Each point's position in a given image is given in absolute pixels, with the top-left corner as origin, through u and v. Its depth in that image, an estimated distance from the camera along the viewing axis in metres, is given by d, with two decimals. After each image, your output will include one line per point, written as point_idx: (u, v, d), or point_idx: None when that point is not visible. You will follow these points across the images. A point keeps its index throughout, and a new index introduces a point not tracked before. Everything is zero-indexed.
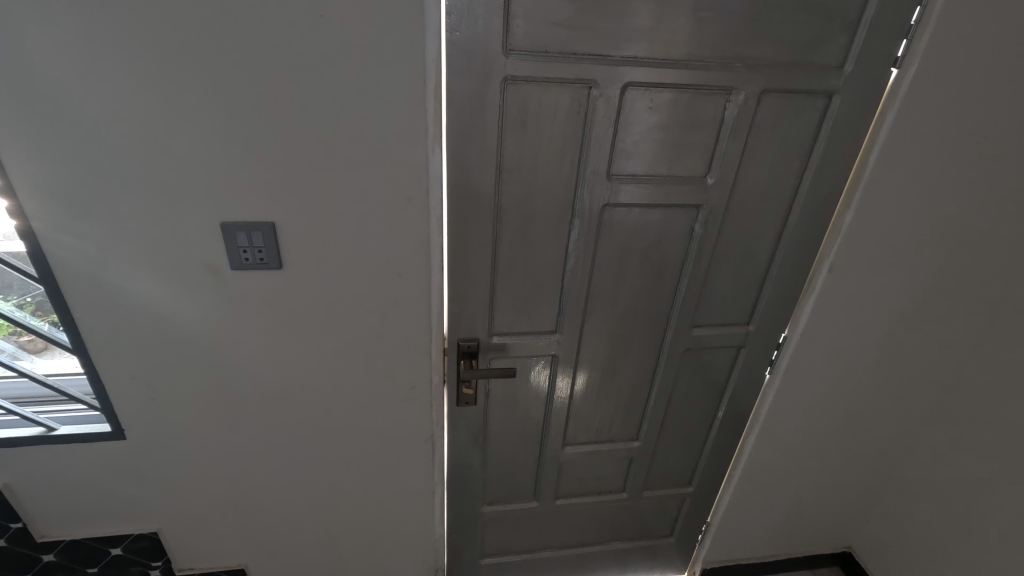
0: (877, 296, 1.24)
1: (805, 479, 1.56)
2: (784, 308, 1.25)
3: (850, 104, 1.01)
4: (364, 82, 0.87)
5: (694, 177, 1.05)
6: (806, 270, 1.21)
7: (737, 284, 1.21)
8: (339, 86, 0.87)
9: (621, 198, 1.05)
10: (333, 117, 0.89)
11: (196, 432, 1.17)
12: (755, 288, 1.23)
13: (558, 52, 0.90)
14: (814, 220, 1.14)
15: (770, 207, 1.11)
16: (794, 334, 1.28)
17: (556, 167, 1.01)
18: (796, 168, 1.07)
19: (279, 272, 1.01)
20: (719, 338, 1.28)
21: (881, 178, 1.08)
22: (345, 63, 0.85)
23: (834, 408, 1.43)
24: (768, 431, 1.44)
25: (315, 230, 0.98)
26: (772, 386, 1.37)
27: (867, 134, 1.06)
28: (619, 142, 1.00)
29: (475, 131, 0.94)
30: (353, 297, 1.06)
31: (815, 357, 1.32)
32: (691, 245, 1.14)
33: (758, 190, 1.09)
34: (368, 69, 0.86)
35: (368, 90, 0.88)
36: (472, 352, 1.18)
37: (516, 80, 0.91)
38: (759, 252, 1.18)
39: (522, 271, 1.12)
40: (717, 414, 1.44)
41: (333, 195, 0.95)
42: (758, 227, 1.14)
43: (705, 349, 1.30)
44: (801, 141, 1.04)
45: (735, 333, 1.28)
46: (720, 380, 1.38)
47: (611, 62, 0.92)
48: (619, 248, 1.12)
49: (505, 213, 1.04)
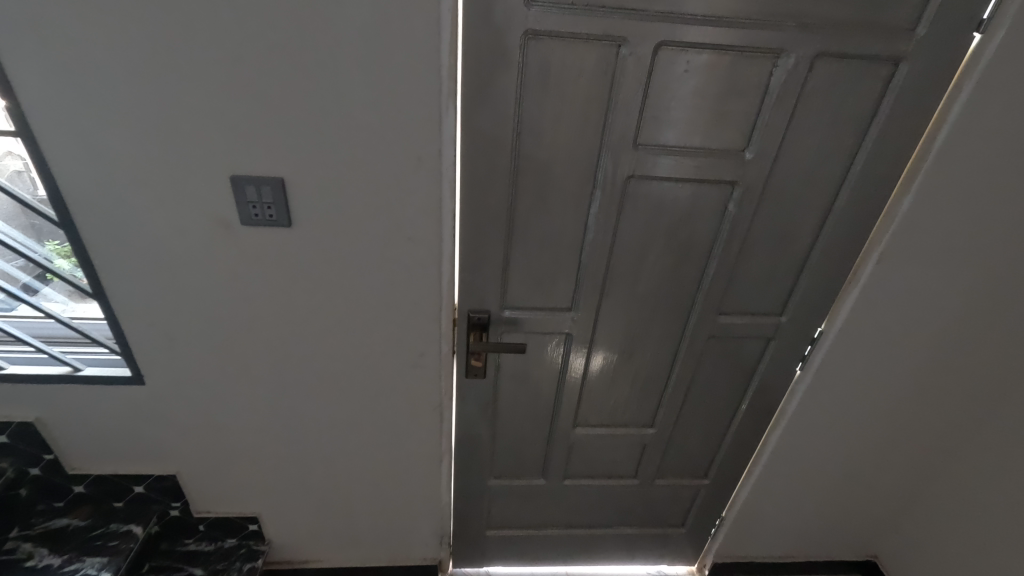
0: (931, 293, 1.12)
1: (830, 482, 1.47)
2: (822, 300, 1.15)
3: (919, 74, 0.89)
4: (376, 32, 0.82)
5: (731, 150, 0.96)
6: (852, 260, 1.10)
7: (772, 270, 1.12)
8: (349, 35, 0.82)
9: (648, 170, 0.97)
10: (342, 70, 0.85)
11: (212, 383, 1.20)
12: (792, 277, 1.13)
13: (585, 4, 0.82)
14: (866, 204, 1.02)
15: (815, 188, 1.01)
16: (831, 328, 1.19)
17: (578, 132, 0.93)
18: (849, 145, 0.97)
19: (290, 229, 0.99)
20: (747, 327, 1.19)
21: (949, 160, 0.96)
22: (354, 10, 0.80)
23: (870, 412, 1.32)
24: (795, 429, 1.35)
25: (325, 188, 0.95)
26: (802, 382, 1.28)
27: (937, 109, 0.94)
28: (648, 108, 0.91)
29: (493, 89, 0.88)
30: (362, 259, 1.04)
31: (853, 355, 1.22)
32: (723, 226, 1.05)
33: (803, 168, 0.98)
34: (379, 19, 0.81)
35: (380, 42, 0.83)
36: (482, 324, 1.14)
37: (538, 35, 0.84)
38: (798, 238, 1.08)
39: (538, 243, 1.06)
40: (740, 407, 1.36)
41: (343, 153, 0.92)
42: (799, 210, 1.04)
43: (732, 338, 1.22)
44: (857, 114, 0.93)
45: (765, 324, 1.19)
46: (747, 372, 1.30)
47: (645, 16, 0.83)
48: (643, 224, 1.05)
49: (522, 181, 0.99)
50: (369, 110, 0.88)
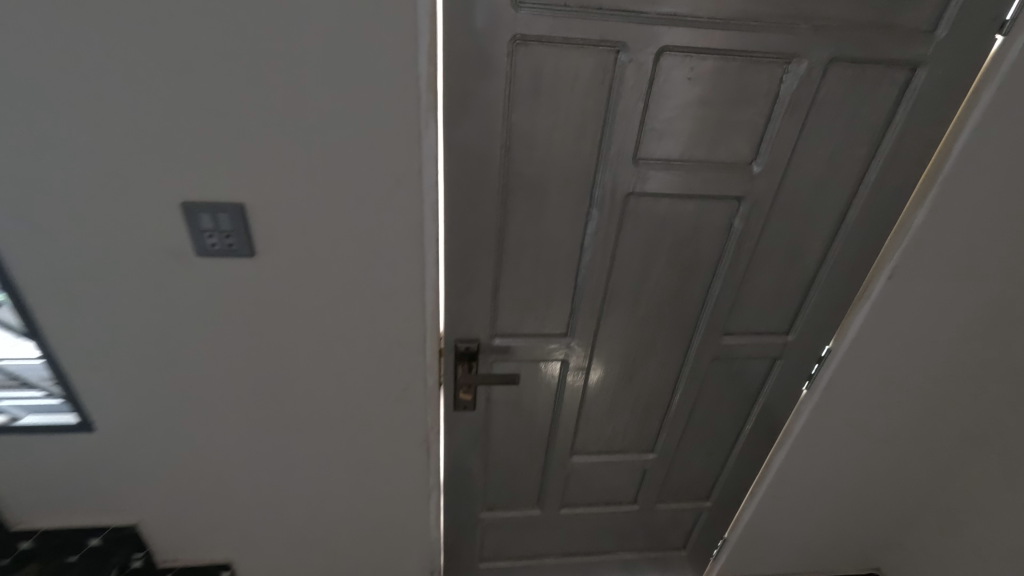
0: (943, 308, 1.07)
1: (836, 500, 1.42)
2: (831, 317, 1.09)
3: (938, 79, 0.83)
4: (344, 38, 0.71)
5: (738, 163, 0.89)
6: (862, 275, 1.04)
7: (779, 287, 1.05)
8: (314, 42, 0.72)
9: (649, 185, 0.89)
10: (306, 82, 0.74)
11: (172, 425, 1.09)
12: (800, 294, 1.07)
13: (580, 6, 0.74)
14: (878, 217, 0.96)
15: (825, 202, 0.94)
16: (840, 346, 1.13)
17: (574, 147, 0.85)
18: (862, 156, 0.90)
19: (253, 260, 0.88)
20: (752, 347, 1.12)
21: (966, 170, 0.90)
22: (318, 13, 0.70)
23: (879, 429, 1.27)
24: (801, 449, 1.29)
25: (291, 212, 0.85)
26: (809, 402, 1.22)
27: (955, 117, 0.88)
28: (649, 119, 0.83)
29: (479, 100, 0.79)
30: (336, 289, 0.94)
31: (863, 373, 1.16)
32: (728, 243, 0.98)
33: (813, 181, 0.92)
34: (347, 23, 0.70)
35: (348, 49, 0.72)
36: (471, 354, 1.05)
37: (528, 41, 0.76)
38: (807, 253, 1.01)
39: (530, 266, 0.98)
40: (743, 428, 1.30)
41: (311, 174, 0.81)
42: (808, 224, 0.97)
43: (736, 358, 1.15)
44: (871, 123, 0.87)
45: (772, 343, 1.12)
46: (751, 392, 1.23)
47: (647, 18, 0.75)
48: (643, 244, 0.97)
49: (512, 200, 0.90)
50: (339, 127, 0.78)
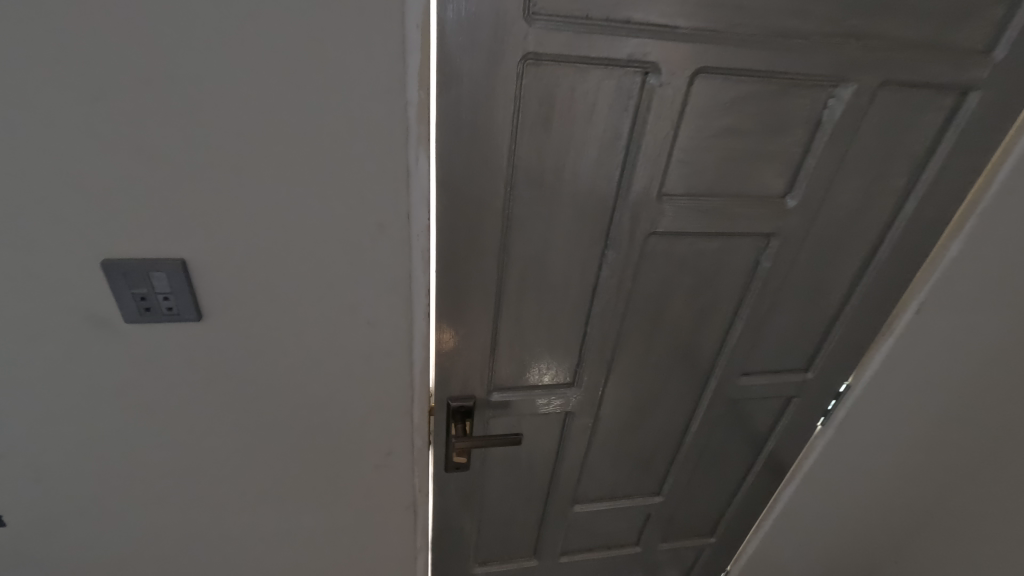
0: (966, 342, 1.00)
1: (843, 533, 1.35)
2: (852, 353, 1.02)
3: (988, 105, 0.74)
4: (312, 55, 0.56)
5: (770, 198, 0.78)
6: (888, 310, 0.96)
7: (801, 325, 0.96)
8: (271, 61, 0.56)
9: (673, 224, 0.77)
10: (263, 109, 0.58)
11: (95, 520, 0.86)
12: (821, 331, 0.98)
13: (604, 20, 0.60)
14: (911, 251, 0.88)
15: (858, 236, 0.85)
16: (859, 382, 1.05)
17: (590, 181, 0.72)
18: (900, 187, 0.81)
19: (196, 325, 0.71)
20: (769, 387, 1.04)
21: (1004, 202, 0.83)
22: (278, 23, 0.54)
23: (891, 464, 1.20)
24: (811, 483, 1.22)
25: (246, 266, 0.68)
26: (823, 437, 1.15)
27: (999, 145, 0.80)
28: (676, 151, 0.72)
29: (480, 129, 0.65)
30: (303, 353, 0.77)
31: (880, 409, 1.09)
32: (753, 282, 0.88)
33: (847, 214, 0.82)
34: (317, 35, 0.55)
35: (318, 69, 0.57)
36: (465, 412, 0.91)
37: (541, 61, 0.62)
38: (833, 289, 0.92)
39: (534, 313, 0.85)
40: (753, 466, 1.22)
41: (271, 221, 0.65)
42: (838, 259, 0.88)
43: (752, 398, 1.06)
44: (913, 152, 0.78)
45: (789, 382, 1.04)
46: (763, 430, 1.14)
47: (683, 34, 0.63)
48: (662, 285, 0.85)
49: (515, 242, 0.77)
50: (306, 163, 0.62)
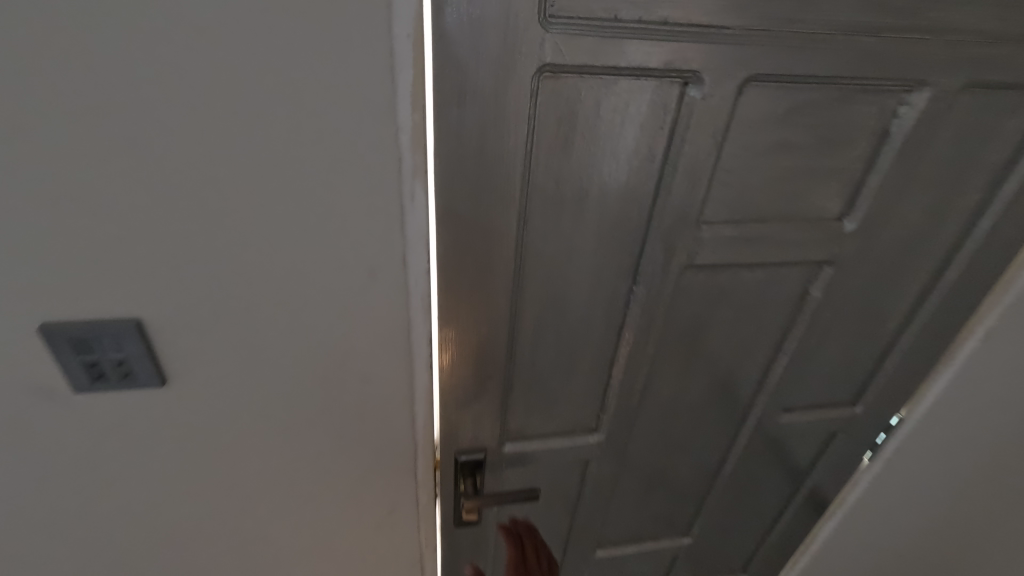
0: None
1: None
2: (907, 385, 0.91)
3: None
4: (280, 75, 0.46)
5: (826, 221, 0.67)
6: (949, 339, 0.85)
7: (851, 357, 0.85)
8: (230, 83, 0.45)
9: (713, 255, 0.66)
10: (225, 142, 0.48)
11: None
12: (874, 362, 0.87)
13: (638, 20, 0.49)
14: (982, 275, 0.77)
15: (922, 260, 0.74)
16: (913, 414, 0.95)
17: (618, 211, 0.61)
18: (974, 205, 0.70)
19: (160, 390, 0.60)
20: (814, 423, 0.93)
21: None
22: (237, 38, 0.44)
23: (950, 511, 1.07)
24: (855, 522, 1.11)
25: (217, 321, 0.58)
26: (869, 472, 1.04)
27: None
28: (720, 173, 0.60)
29: (486, 157, 0.54)
30: (288, 416, 0.67)
31: (936, 443, 0.98)
32: (801, 314, 0.77)
33: (912, 237, 0.71)
34: (284, 51, 0.45)
35: (289, 91, 0.46)
36: (475, 465, 0.80)
37: (560, 72, 0.51)
38: (889, 318, 0.81)
39: (552, 358, 0.74)
40: (789, 504, 1.11)
41: (243, 270, 0.55)
42: (896, 287, 0.77)
43: (794, 436, 0.95)
44: (992, 165, 0.67)
45: (835, 417, 0.93)
46: (803, 466, 1.04)
47: (731, 36, 0.52)
48: (698, 324, 0.74)
49: (530, 282, 0.65)
50: (280, 203, 0.52)
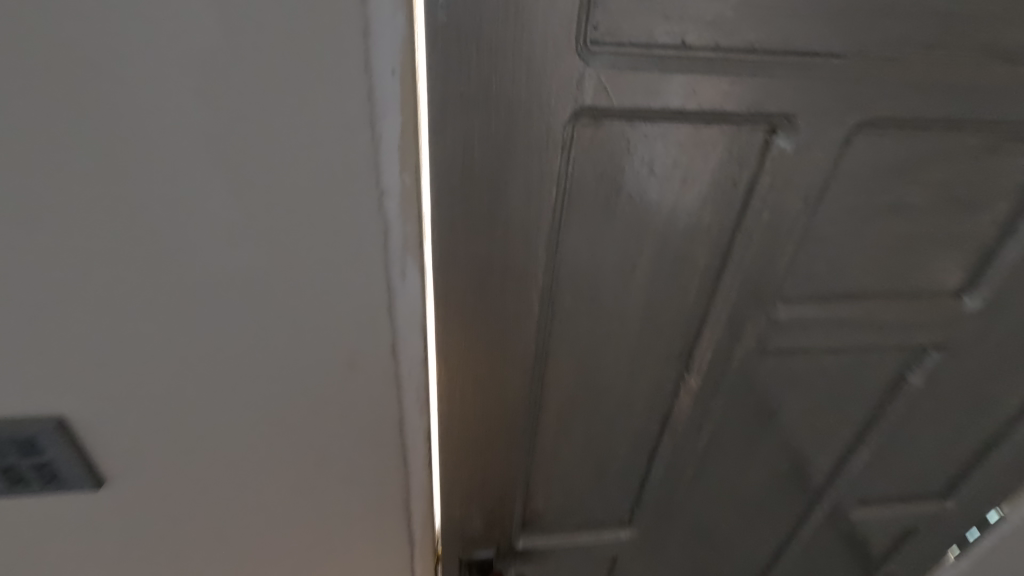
0: None
1: None
2: (1011, 481, 0.74)
3: None
4: (217, 128, 0.32)
5: (936, 298, 0.53)
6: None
7: (946, 450, 0.70)
8: (143, 142, 0.32)
9: (791, 339, 0.52)
10: (144, 215, 0.35)
11: None
12: (975, 455, 0.71)
13: (718, 50, 0.35)
14: None
15: None
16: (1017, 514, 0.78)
17: (670, 286, 0.47)
18: None
19: (90, 496, 0.49)
20: (892, 520, 0.77)
21: None
22: (150, 79, 0.30)
23: None
24: None
25: (152, 426, 0.45)
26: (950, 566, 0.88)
27: None
28: (809, 243, 0.46)
29: (500, 221, 0.40)
30: (250, 525, 0.54)
31: None
32: (892, 403, 0.62)
33: None
34: (215, 95, 0.31)
35: (231, 149, 0.33)
36: (483, 562, 0.66)
37: (605, 118, 0.37)
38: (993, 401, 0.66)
39: (579, 452, 0.60)
40: None
41: (183, 368, 0.42)
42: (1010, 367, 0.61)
43: (866, 533, 0.79)
44: None
45: (919, 514, 0.77)
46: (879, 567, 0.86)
47: (842, 66, 0.37)
48: (762, 413, 0.59)
49: (554, 367, 0.52)
50: (228, 289, 0.39)
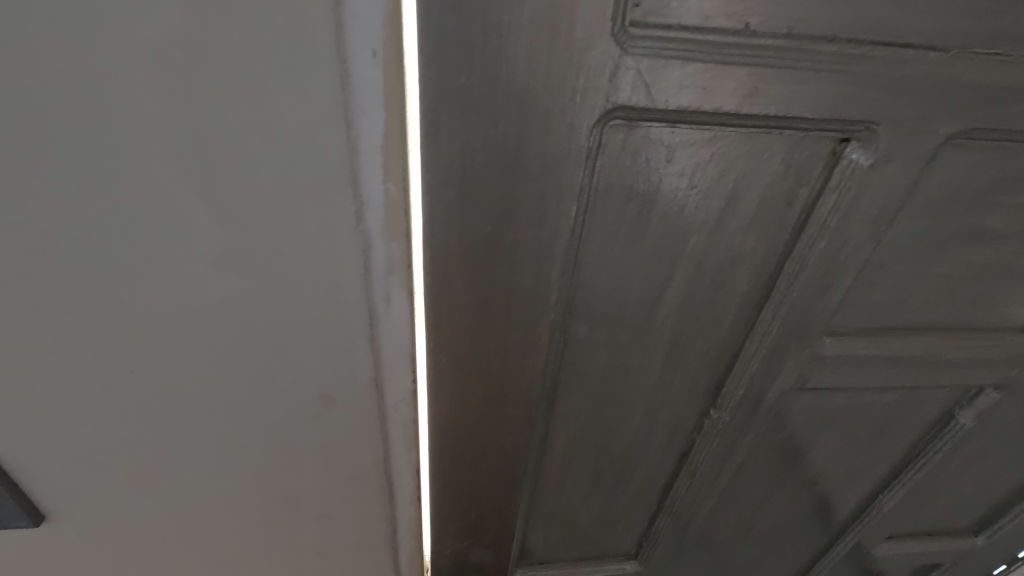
0: None
1: None
2: None
3: None
4: (140, 124, 0.24)
5: (1004, 333, 0.46)
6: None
7: (986, 488, 0.64)
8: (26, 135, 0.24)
9: (836, 375, 0.45)
10: (49, 233, 0.27)
11: None
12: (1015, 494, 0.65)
13: (791, 38, 0.28)
14: None
15: None
16: None
17: (703, 318, 0.40)
18: None
19: (21, 542, 0.42)
20: (918, 556, 0.72)
21: None
22: (35, 55, 0.22)
23: None
24: None
25: (84, 472, 0.38)
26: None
27: None
28: (872, 272, 0.39)
29: (508, 242, 0.33)
30: (209, 569, 0.47)
31: None
32: (937, 442, 0.55)
33: None
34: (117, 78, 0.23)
35: (157, 147, 0.25)
36: None
37: (645, 119, 0.30)
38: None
39: (587, 493, 0.53)
40: None
41: (114, 412, 0.35)
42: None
43: (890, 568, 0.73)
44: None
45: (948, 550, 0.72)
46: None
47: (939, 64, 0.30)
48: (793, 450, 0.53)
49: (564, 409, 0.44)
50: (169, 321, 0.31)
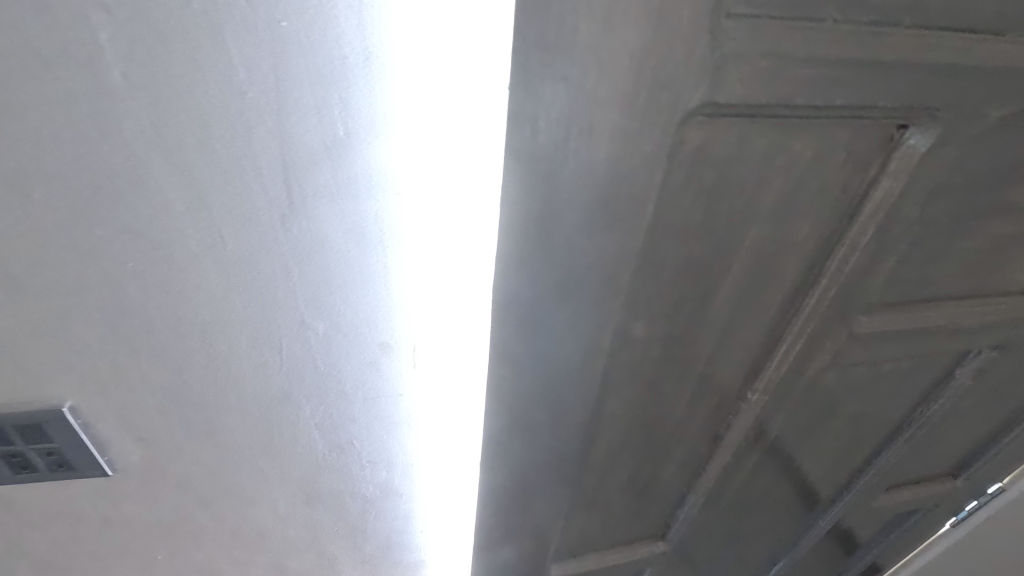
0: None
1: None
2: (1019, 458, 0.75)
3: None
4: None
5: (1008, 296, 0.49)
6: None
7: (969, 434, 0.69)
8: None
9: (863, 349, 0.47)
10: None
11: None
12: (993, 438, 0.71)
13: (878, 28, 0.27)
14: None
15: None
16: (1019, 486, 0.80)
17: (755, 308, 0.40)
18: None
19: None
20: (909, 505, 0.77)
21: None
22: None
23: None
24: None
25: None
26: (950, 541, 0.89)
27: None
28: (911, 250, 0.40)
29: (576, 247, 0.31)
30: None
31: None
32: (937, 399, 0.59)
33: None
34: None
35: None
36: None
37: (729, 116, 0.29)
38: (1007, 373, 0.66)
39: (624, 484, 0.53)
40: None
41: None
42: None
43: (884, 519, 0.78)
44: None
45: (935, 495, 0.77)
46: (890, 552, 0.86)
47: (1004, 48, 0.30)
48: (814, 423, 0.55)
49: (612, 407, 0.43)
50: None
